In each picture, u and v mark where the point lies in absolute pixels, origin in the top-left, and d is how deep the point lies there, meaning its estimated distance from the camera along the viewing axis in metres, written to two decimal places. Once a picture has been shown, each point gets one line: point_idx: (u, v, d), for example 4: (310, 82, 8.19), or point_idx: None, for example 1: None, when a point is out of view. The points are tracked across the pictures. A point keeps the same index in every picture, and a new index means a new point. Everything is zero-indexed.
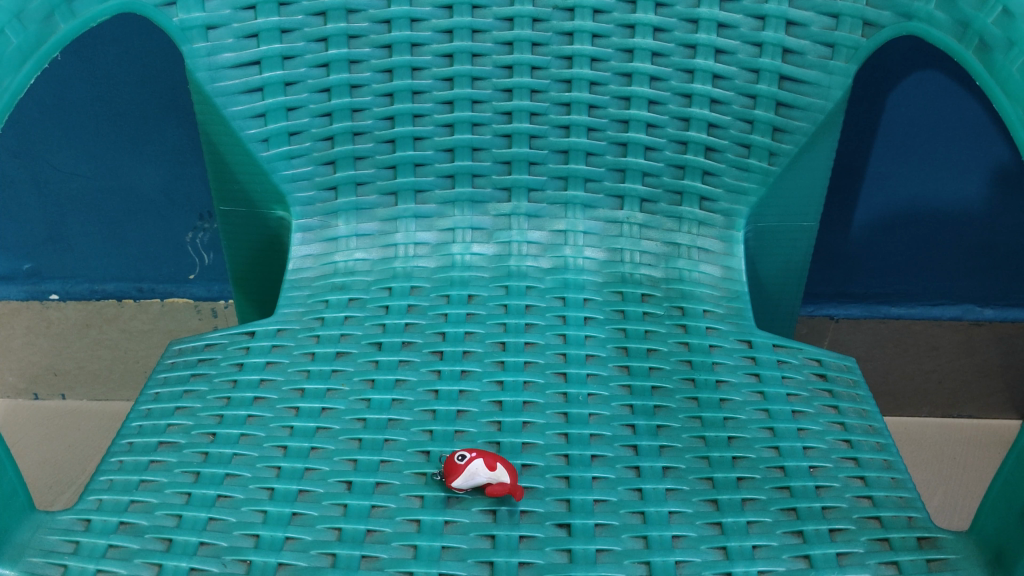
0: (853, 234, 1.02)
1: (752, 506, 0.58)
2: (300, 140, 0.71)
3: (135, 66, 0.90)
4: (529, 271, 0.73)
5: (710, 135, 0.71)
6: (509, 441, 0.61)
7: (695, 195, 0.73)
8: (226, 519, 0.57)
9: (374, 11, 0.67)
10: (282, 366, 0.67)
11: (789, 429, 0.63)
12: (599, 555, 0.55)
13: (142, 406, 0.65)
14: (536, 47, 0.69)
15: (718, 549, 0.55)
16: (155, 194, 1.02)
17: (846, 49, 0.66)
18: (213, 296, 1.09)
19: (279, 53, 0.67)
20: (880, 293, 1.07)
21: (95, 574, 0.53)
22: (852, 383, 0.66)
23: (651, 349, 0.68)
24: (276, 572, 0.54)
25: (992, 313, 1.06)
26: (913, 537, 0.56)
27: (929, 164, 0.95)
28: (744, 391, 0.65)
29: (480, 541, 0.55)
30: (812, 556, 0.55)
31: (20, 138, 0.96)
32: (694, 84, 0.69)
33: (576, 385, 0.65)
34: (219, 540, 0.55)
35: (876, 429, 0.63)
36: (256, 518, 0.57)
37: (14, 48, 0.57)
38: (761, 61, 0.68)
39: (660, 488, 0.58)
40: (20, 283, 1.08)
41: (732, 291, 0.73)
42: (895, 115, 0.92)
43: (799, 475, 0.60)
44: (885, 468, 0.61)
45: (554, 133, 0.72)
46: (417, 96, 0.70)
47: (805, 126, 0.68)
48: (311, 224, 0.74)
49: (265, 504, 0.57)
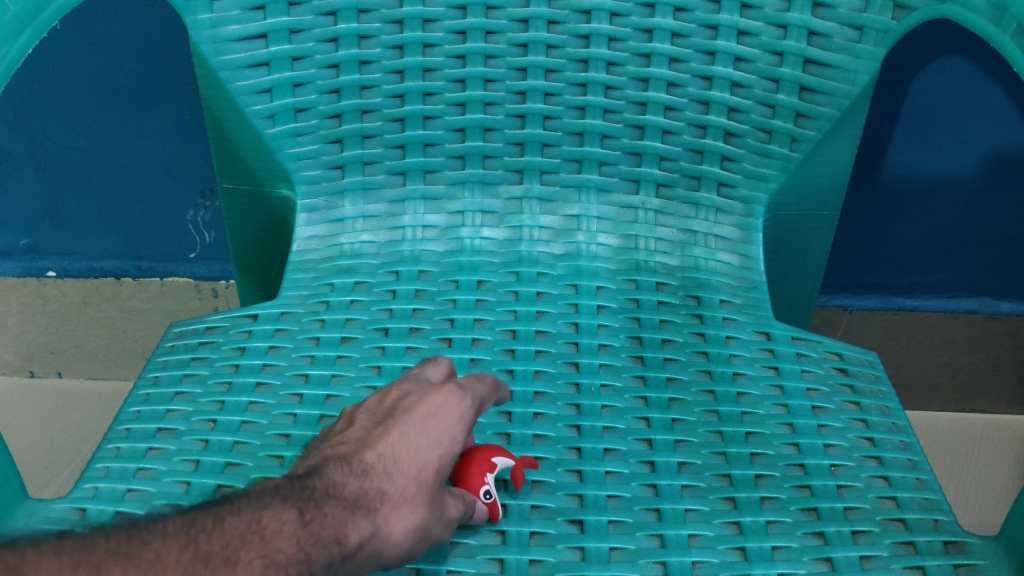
0: (870, 223, 0.99)
1: (770, 505, 0.55)
2: (308, 116, 0.68)
3: (136, 38, 0.87)
4: (540, 256, 0.71)
5: (730, 120, 0.68)
6: (519, 432, 0.59)
7: (712, 181, 0.71)
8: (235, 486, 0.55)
9: (385, 10, 0.65)
10: (286, 351, 0.64)
11: (809, 425, 0.60)
12: (612, 554, 0.52)
13: (141, 390, 0.62)
14: (552, 25, 0.66)
15: (737, 550, 0.53)
16: (156, 169, 0.99)
17: (874, 32, 0.63)
18: (214, 276, 1.08)
19: (286, 26, 0.65)
20: (895, 284, 1.05)
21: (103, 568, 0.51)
22: (874, 378, 0.64)
23: (665, 339, 0.66)
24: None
25: (1009, 307, 1.03)
26: (940, 541, 0.53)
27: (950, 153, 0.92)
28: (762, 385, 0.63)
29: (490, 537, 0.53)
30: (834, 559, 0.52)
31: (17, 110, 0.94)
32: (715, 66, 0.66)
33: (588, 375, 0.62)
34: None
35: (899, 427, 0.61)
36: None
37: (12, 16, 0.54)
38: (785, 43, 0.65)
39: (675, 485, 0.56)
40: (16, 259, 1.08)
41: (750, 281, 0.71)
42: (918, 102, 0.88)
43: (820, 474, 0.57)
44: (910, 467, 0.58)
45: (568, 115, 0.69)
46: (428, 74, 0.68)
47: (829, 112, 0.66)
48: (316, 204, 0.72)
49: (273, 473, 0.56)
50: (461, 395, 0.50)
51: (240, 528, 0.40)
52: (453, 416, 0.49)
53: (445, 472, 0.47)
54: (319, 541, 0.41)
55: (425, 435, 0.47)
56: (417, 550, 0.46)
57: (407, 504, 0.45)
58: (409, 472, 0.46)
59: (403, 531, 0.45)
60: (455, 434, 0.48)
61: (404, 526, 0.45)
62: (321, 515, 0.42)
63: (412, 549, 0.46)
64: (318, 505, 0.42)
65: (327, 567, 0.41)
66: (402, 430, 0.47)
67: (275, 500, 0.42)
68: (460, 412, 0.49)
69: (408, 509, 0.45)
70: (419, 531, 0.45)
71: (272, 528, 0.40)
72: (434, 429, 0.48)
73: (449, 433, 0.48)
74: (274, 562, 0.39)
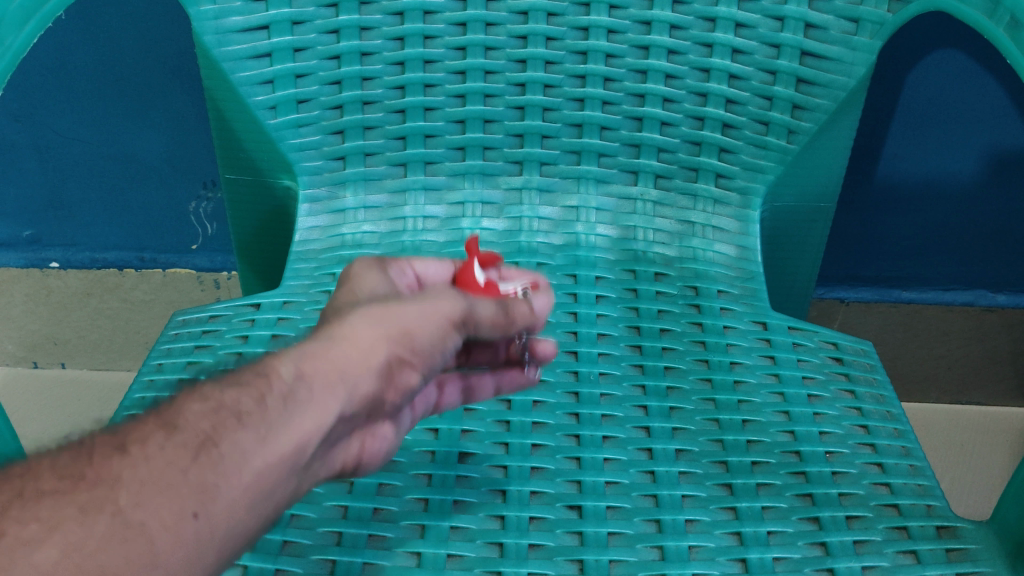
0: (867, 216, 1.00)
1: (767, 491, 0.56)
2: (309, 108, 0.69)
3: (140, 29, 0.87)
4: (540, 247, 0.72)
5: (728, 112, 0.69)
6: (519, 420, 0.59)
7: (710, 172, 0.72)
8: None
9: (387, 2, 0.66)
10: (288, 341, 0.65)
11: (805, 413, 0.61)
12: (610, 538, 0.53)
13: (145, 377, 0.63)
14: (552, 17, 0.67)
15: (733, 535, 0.54)
16: (158, 161, 1.00)
17: (870, 24, 0.63)
18: (216, 267, 1.09)
19: (288, 17, 0.66)
20: (892, 276, 1.06)
21: None
22: (869, 367, 0.65)
23: (664, 329, 0.66)
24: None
25: (1005, 299, 1.04)
26: (932, 526, 0.54)
27: (946, 145, 0.92)
28: (759, 374, 0.63)
29: (489, 522, 0.54)
30: (829, 544, 0.53)
31: (20, 101, 0.94)
32: (712, 58, 0.67)
33: (587, 364, 0.63)
34: None
35: (894, 415, 0.61)
36: None
37: (17, 5, 0.55)
38: (782, 36, 0.65)
39: (673, 471, 0.57)
40: (20, 250, 1.08)
41: (748, 271, 0.72)
42: (913, 95, 0.88)
43: (815, 460, 0.58)
44: (904, 454, 0.59)
45: (568, 106, 0.70)
46: (428, 65, 0.68)
47: (825, 104, 0.66)
48: (318, 195, 0.73)
49: None
50: (369, 270, 0.50)
51: (146, 422, 0.39)
52: (366, 279, 0.49)
53: (388, 293, 0.46)
54: (241, 390, 0.40)
55: (344, 297, 0.47)
56: (403, 323, 0.42)
57: (344, 315, 0.43)
58: (336, 313, 0.44)
59: (359, 326, 0.42)
60: (376, 285, 0.48)
61: (357, 324, 0.42)
62: (250, 375, 0.41)
63: (405, 358, 0.42)
64: (195, 410, 0.40)
65: (260, 399, 0.39)
66: (331, 309, 0.46)
67: (144, 423, 0.39)
68: (374, 275, 0.49)
69: (359, 326, 0.42)
70: (383, 315, 0.42)
71: (182, 408, 0.40)
72: (353, 293, 0.47)
73: (367, 287, 0.47)
74: (175, 430, 0.38)
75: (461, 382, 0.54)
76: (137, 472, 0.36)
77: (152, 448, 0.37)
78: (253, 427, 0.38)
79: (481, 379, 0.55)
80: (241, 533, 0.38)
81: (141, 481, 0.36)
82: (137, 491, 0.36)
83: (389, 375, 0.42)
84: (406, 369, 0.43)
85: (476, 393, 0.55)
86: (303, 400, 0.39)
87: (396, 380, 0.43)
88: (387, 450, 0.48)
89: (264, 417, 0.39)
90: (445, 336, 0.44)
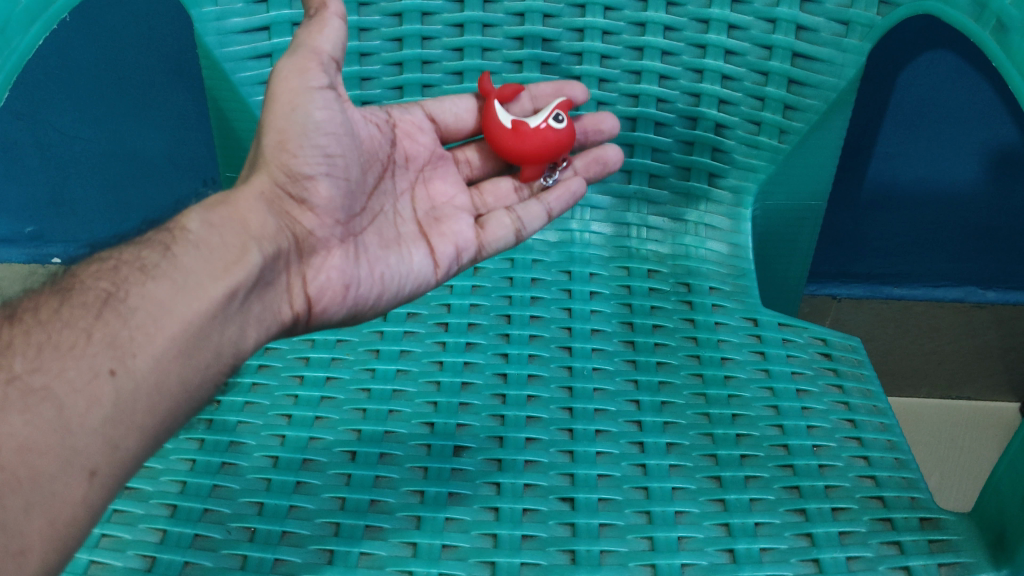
0: (860, 212, 1.02)
1: (755, 484, 0.57)
2: None
3: (141, 30, 0.87)
4: (536, 244, 0.74)
5: (722, 111, 0.70)
6: (513, 414, 0.61)
7: (704, 171, 0.74)
8: (239, 464, 0.58)
9: (385, 3, 0.67)
10: (282, 352, 0.66)
11: (793, 408, 0.62)
12: (602, 529, 0.54)
13: None
14: (548, 19, 0.68)
15: (721, 526, 0.55)
16: (158, 157, 1.01)
17: (860, 27, 0.64)
18: None
19: (288, 18, 0.67)
20: (884, 273, 1.08)
21: (89, 564, 0.53)
22: (857, 363, 0.66)
23: (656, 325, 0.68)
24: (273, 569, 0.52)
25: (995, 296, 1.06)
26: (916, 517, 0.56)
27: (937, 145, 0.93)
28: (749, 369, 0.65)
29: (483, 513, 0.55)
30: (814, 535, 0.54)
31: (23, 101, 0.96)
32: (706, 59, 0.68)
33: (581, 359, 0.65)
34: (214, 532, 0.54)
35: (880, 409, 0.63)
36: (251, 510, 0.55)
37: (22, 8, 0.56)
38: (774, 38, 0.66)
39: (663, 464, 0.58)
40: (21, 245, 1.12)
41: (739, 267, 0.73)
42: (906, 95, 0.89)
43: (802, 454, 0.59)
44: (889, 448, 0.60)
45: None
46: (426, 66, 0.69)
47: (816, 104, 0.67)
48: None
49: (277, 450, 0.59)
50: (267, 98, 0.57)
51: (47, 295, 0.49)
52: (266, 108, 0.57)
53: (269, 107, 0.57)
54: (146, 254, 0.51)
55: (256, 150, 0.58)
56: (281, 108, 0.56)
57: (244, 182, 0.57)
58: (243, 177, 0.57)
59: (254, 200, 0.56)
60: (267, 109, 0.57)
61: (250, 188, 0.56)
62: (153, 239, 0.53)
63: (290, 168, 0.57)
64: (93, 274, 0.50)
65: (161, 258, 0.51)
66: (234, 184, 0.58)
67: (43, 294, 0.49)
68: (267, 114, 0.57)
69: (252, 177, 0.57)
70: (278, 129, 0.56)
71: (80, 279, 0.50)
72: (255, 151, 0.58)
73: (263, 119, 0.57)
74: (73, 298, 0.48)
75: (506, 218, 0.64)
76: (30, 338, 0.46)
77: (54, 311, 0.48)
78: (163, 278, 0.50)
79: (529, 209, 0.65)
80: (175, 376, 0.48)
81: (39, 347, 0.46)
82: (33, 359, 0.45)
83: (291, 197, 0.58)
84: (311, 180, 0.57)
85: (528, 221, 0.65)
86: (211, 257, 0.51)
87: (313, 209, 0.58)
88: (341, 280, 0.58)
89: (171, 271, 0.50)
90: (304, 113, 0.56)
